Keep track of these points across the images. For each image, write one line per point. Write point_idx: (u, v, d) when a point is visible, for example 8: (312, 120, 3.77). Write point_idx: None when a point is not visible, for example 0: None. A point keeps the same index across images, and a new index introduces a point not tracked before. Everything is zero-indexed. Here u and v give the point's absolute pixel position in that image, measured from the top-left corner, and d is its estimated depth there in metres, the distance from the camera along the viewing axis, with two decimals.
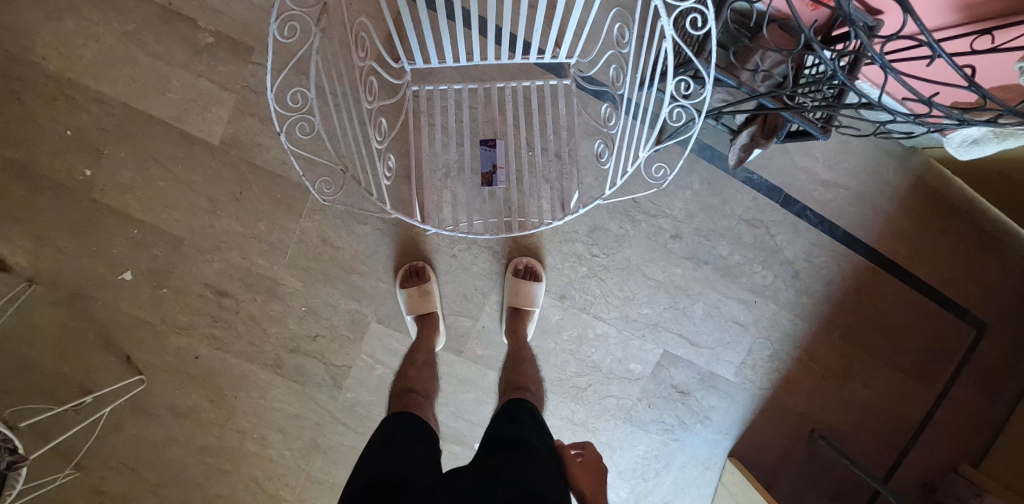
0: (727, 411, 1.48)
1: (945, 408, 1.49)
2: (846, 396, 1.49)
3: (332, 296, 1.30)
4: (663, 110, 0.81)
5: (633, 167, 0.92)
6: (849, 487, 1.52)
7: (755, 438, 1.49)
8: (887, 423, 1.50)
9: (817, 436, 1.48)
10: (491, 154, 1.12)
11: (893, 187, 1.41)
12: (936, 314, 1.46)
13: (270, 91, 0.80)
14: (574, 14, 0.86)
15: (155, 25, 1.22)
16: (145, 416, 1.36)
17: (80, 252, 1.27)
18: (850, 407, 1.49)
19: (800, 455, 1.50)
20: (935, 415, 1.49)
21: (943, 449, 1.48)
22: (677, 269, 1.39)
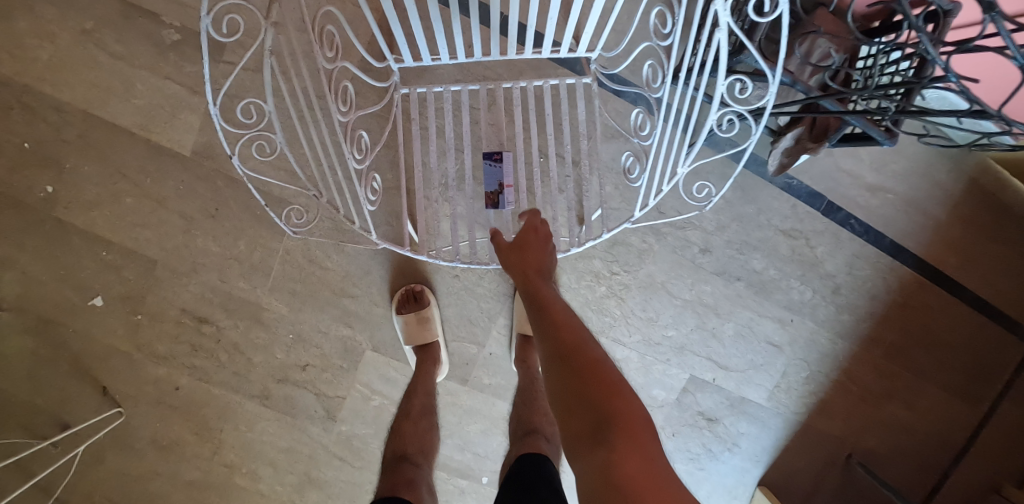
0: (758, 438, 1.33)
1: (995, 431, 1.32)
2: (885, 418, 1.33)
3: (322, 322, 1.17)
4: (711, 117, 0.67)
5: (670, 185, 0.77)
6: None
7: (788, 466, 1.35)
8: (939, 453, 1.34)
9: (854, 461, 1.33)
10: (497, 171, 0.95)
11: (952, 190, 1.23)
12: (987, 328, 1.28)
13: (216, 104, 0.66)
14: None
15: (116, 22, 1.08)
16: (127, 449, 1.26)
17: (48, 276, 1.16)
18: (889, 430, 1.34)
19: (833, 481, 1.36)
20: (981, 438, 1.32)
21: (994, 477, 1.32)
22: (705, 286, 1.24)
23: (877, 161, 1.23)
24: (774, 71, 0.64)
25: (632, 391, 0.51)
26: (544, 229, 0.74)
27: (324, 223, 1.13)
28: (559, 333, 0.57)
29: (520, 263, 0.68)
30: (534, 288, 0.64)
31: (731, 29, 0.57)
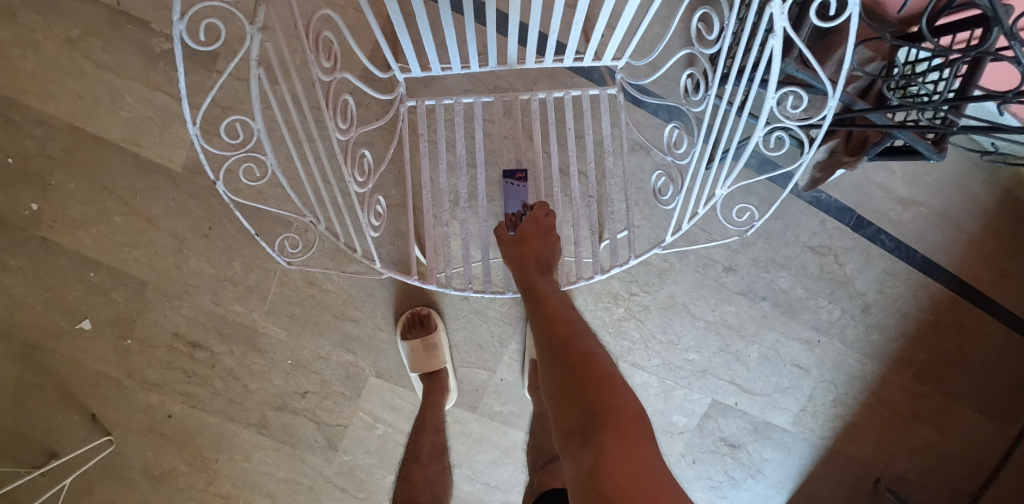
0: (783, 464, 1.26)
1: None
2: (913, 441, 1.26)
3: (322, 347, 1.10)
4: (757, 134, 0.60)
5: (706, 206, 0.71)
6: None
7: (813, 493, 1.28)
8: (974, 479, 1.27)
9: (883, 487, 1.26)
10: (521, 191, 0.81)
11: (996, 203, 1.13)
12: (1019, 347, 1.20)
13: (197, 124, 0.58)
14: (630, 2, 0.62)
15: (102, 29, 1.01)
16: (117, 480, 1.19)
17: (33, 299, 1.09)
18: (922, 454, 1.26)
19: None
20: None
21: None
22: (729, 307, 1.15)
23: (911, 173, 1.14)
24: (831, 81, 0.56)
25: (627, 387, 0.49)
26: (546, 211, 0.70)
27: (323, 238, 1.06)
28: (553, 324, 0.56)
29: (516, 251, 0.66)
30: (529, 276, 0.63)
31: (788, 34, 0.49)
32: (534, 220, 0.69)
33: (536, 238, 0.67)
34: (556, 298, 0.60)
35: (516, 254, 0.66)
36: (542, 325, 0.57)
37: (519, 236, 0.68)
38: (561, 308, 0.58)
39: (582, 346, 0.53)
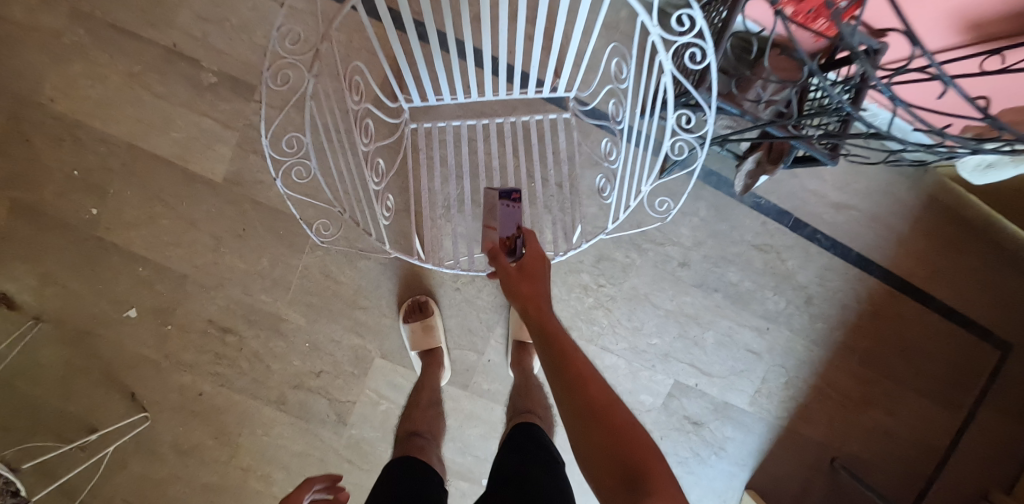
0: (743, 441, 1.41)
1: (974, 435, 1.41)
2: (866, 423, 1.42)
3: (335, 331, 1.29)
4: (665, 143, 0.82)
5: (637, 201, 0.92)
6: None
7: (771, 470, 1.43)
8: (913, 454, 1.43)
9: (839, 465, 1.41)
10: (514, 213, 0.90)
11: (913, 207, 1.31)
12: (957, 336, 1.37)
13: (264, 137, 0.80)
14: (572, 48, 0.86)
15: (159, 65, 1.23)
16: (150, 453, 1.35)
17: (87, 290, 1.28)
18: (871, 435, 1.42)
19: (823, 486, 1.44)
20: (964, 442, 1.41)
21: (975, 482, 1.41)
22: (686, 298, 1.30)
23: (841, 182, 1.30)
24: (711, 104, 0.78)
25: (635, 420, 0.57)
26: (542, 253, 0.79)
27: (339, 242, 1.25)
28: (567, 362, 0.62)
29: (522, 290, 0.72)
30: (536, 313, 0.69)
31: (673, 73, 0.74)
32: (536, 263, 0.76)
33: (538, 279, 0.74)
34: (564, 335, 0.66)
35: (522, 293, 0.72)
36: (556, 363, 0.63)
37: (524, 277, 0.74)
38: (573, 345, 0.64)
39: (597, 383, 0.60)
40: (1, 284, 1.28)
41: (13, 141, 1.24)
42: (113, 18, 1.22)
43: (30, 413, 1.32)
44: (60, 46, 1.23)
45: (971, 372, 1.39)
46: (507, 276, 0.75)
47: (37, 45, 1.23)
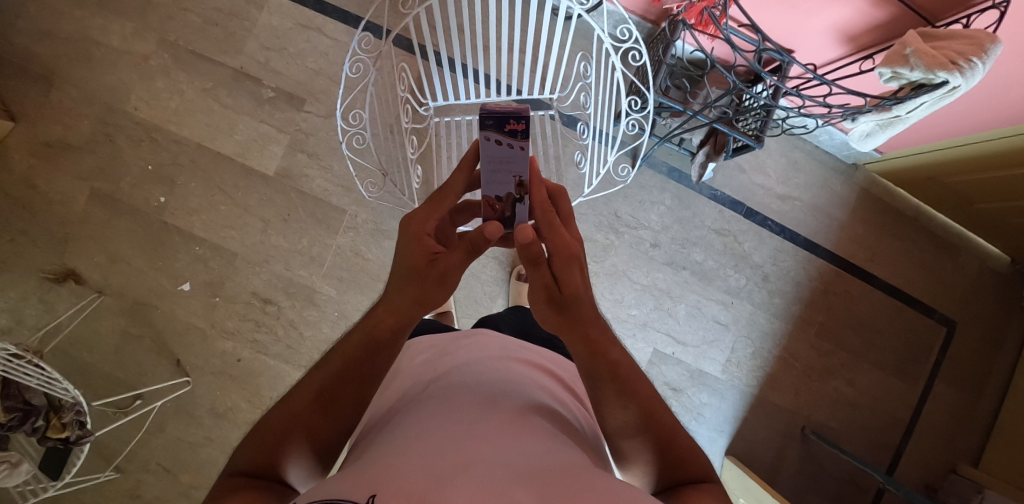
0: (719, 408, 1.54)
1: (928, 403, 1.60)
2: (830, 393, 1.57)
3: (361, 302, 1.51)
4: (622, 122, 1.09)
5: (605, 169, 1.15)
6: (849, 487, 1.57)
7: (751, 437, 1.54)
8: (876, 419, 1.59)
9: (809, 431, 1.55)
10: (514, 161, 0.67)
11: (842, 198, 1.60)
12: (903, 312, 1.60)
13: (339, 109, 1.07)
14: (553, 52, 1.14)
15: (228, 83, 1.52)
16: (186, 417, 1.45)
17: (147, 266, 1.47)
18: (839, 405, 1.58)
19: (796, 453, 1.55)
20: (921, 410, 1.60)
21: (935, 446, 1.59)
22: (658, 274, 1.54)
23: (783, 178, 1.59)
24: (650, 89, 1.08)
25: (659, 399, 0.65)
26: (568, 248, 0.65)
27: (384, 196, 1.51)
28: (621, 394, 0.63)
29: (561, 317, 0.65)
30: (586, 334, 0.64)
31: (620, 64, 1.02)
32: (577, 269, 0.64)
33: (577, 286, 0.64)
34: (619, 354, 0.65)
35: (565, 319, 0.64)
36: (609, 391, 0.64)
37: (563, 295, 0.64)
38: (627, 371, 0.64)
39: (650, 403, 0.63)
40: (73, 261, 1.45)
41: (99, 140, 1.48)
42: (193, 45, 1.52)
43: (78, 378, 1.44)
44: (146, 66, 1.51)
45: (924, 348, 1.61)
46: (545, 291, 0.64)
47: (128, 65, 1.50)
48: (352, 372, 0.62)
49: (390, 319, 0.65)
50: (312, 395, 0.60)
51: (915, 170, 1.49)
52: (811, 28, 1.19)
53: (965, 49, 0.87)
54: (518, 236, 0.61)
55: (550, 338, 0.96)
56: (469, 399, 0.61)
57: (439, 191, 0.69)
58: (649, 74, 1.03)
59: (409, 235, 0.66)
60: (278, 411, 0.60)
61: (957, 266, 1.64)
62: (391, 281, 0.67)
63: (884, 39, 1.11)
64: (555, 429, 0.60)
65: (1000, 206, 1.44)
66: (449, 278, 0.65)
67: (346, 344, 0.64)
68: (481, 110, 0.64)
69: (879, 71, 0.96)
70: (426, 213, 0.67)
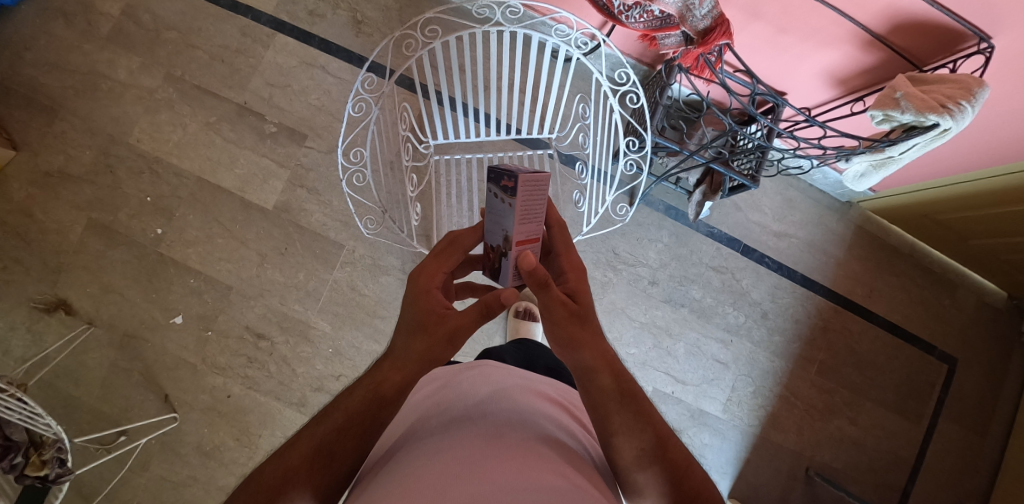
0: (720, 449, 1.50)
1: (933, 443, 1.57)
2: (833, 432, 1.54)
3: (356, 338, 1.49)
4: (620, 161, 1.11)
5: (603, 207, 1.15)
6: None
7: (754, 479, 1.50)
8: (880, 461, 1.55)
9: (813, 473, 1.51)
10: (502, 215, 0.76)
11: (838, 235, 1.61)
12: (904, 349, 1.59)
13: (341, 147, 1.08)
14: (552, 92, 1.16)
15: (231, 117, 1.54)
16: (172, 455, 1.40)
17: (140, 298, 1.45)
18: (842, 445, 1.54)
19: (801, 496, 1.51)
20: (926, 451, 1.57)
21: (942, 489, 1.55)
22: (656, 311, 1.53)
23: (779, 215, 1.61)
24: (648, 129, 1.10)
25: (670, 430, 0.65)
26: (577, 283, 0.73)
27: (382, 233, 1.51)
28: (632, 422, 0.63)
29: (585, 327, 0.68)
30: (605, 349, 0.67)
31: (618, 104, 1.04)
32: (584, 283, 0.73)
33: (585, 301, 0.71)
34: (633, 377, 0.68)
35: (585, 333, 0.67)
36: (627, 416, 0.64)
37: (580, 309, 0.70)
38: (642, 394, 0.66)
39: (663, 430, 0.64)
40: (65, 292, 1.43)
41: (99, 171, 1.49)
42: (198, 80, 1.55)
43: (62, 413, 1.40)
44: (151, 99, 1.53)
45: (926, 385, 1.59)
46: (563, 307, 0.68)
47: (133, 99, 1.52)
48: (353, 427, 0.62)
49: (395, 377, 0.66)
50: (309, 451, 0.59)
51: (910, 208, 1.51)
52: (801, 72, 1.23)
53: (955, 93, 0.90)
54: (522, 261, 0.68)
55: (552, 367, 0.95)
56: (477, 435, 0.60)
57: (449, 245, 0.75)
58: (647, 116, 1.05)
59: (418, 290, 0.71)
60: (272, 468, 0.58)
61: (955, 302, 1.64)
62: (399, 335, 0.69)
63: (874, 82, 1.14)
64: (564, 461, 0.59)
65: (994, 243, 1.45)
66: (457, 338, 0.69)
67: (348, 402, 0.63)
68: (490, 167, 0.77)
69: (871, 113, 0.98)
70: (435, 266, 0.73)
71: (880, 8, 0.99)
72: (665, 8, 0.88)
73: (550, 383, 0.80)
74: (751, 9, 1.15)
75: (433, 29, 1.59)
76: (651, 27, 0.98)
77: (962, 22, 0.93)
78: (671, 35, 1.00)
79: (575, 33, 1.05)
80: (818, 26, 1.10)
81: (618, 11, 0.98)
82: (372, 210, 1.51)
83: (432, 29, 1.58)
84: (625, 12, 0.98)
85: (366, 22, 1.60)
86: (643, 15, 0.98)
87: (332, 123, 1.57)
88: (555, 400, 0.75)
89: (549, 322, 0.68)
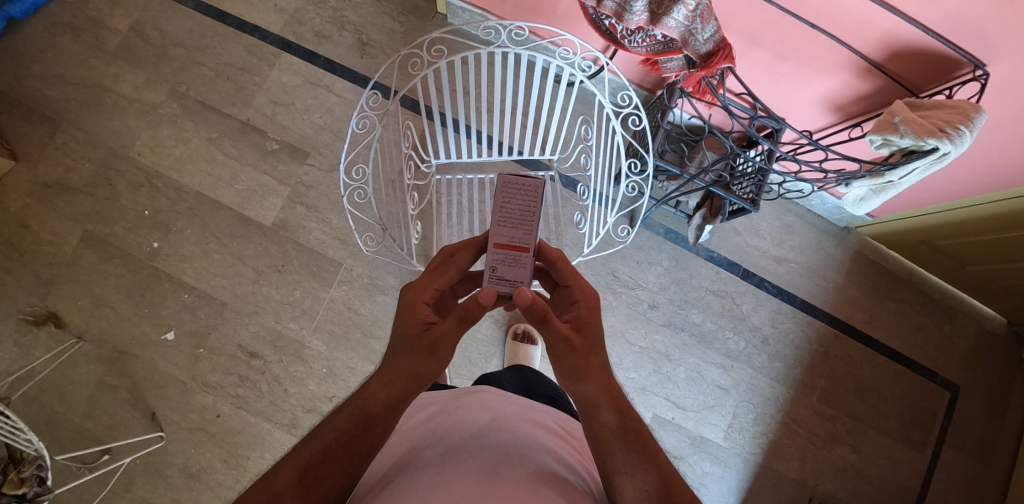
0: (722, 477, 1.47)
1: (937, 474, 1.54)
2: (836, 461, 1.51)
3: (351, 358, 1.46)
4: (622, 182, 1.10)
5: (605, 229, 1.14)
6: None
7: None
8: (885, 492, 1.52)
9: None
10: None
11: (837, 260, 1.61)
12: (905, 376, 1.58)
13: (343, 164, 1.07)
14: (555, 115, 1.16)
15: (234, 134, 1.55)
16: (156, 476, 1.35)
17: (132, 312, 1.42)
18: (845, 476, 1.51)
19: None
20: (931, 482, 1.53)
21: None
22: (656, 336, 1.51)
23: (778, 240, 1.61)
24: (651, 151, 1.09)
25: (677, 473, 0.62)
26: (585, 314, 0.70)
27: (382, 252, 1.49)
28: (637, 460, 0.61)
29: (591, 360, 0.66)
30: (611, 385, 0.66)
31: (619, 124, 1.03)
32: (596, 314, 0.70)
33: (593, 333, 0.69)
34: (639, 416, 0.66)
35: (590, 366, 0.66)
36: (631, 454, 0.61)
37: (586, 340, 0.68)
38: (647, 433, 0.64)
39: (669, 472, 0.61)
40: (55, 305, 1.41)
41: (98, 184, 1.48)
42: (202, 97, 1.56)
43: (45, 431, 1.35)
44: (154, 114, 1.54)
45: (928, 413, 1.57)
46: (567, 339, 0.66)
47: (136, 113, 1.53)
48: (340, 448, 0.60)
49: (382, 393, 0.65)
50: (294, 475, 0.58)
51: (908, 234, 1.52)
52: (801, 98, 1.25)
53: (953, 118, 0.91)
54: (517, 299, 0.66)
55: (551, 395, 0.93)
56: (474, 466, 0.59)
57: (443, 264, 0.73)
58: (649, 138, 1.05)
59: (406, 306, 0.70)
60: (255, 492, 0.57)
61: (956, 329, 1.63)
62: (388, 353, 0.69)
63: (874, 108, 1.16)
64: (563, 497, 0.57)
65: (992, 269, 1.45)
66: (439, 348, 0.66)
67: (335, 420, 0.62)
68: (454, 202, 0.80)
69: (870, 137, 0.99)
70: (425, 282, 0.72)
71: (877, 36, 1.02)
72: (669, 32, 0.90)
73: (552, 414, 0.79)
74: (750, 37, 1.18)
75: (438, 51, 1.62)
76: (654, 51, 1.00)
77: (957, 50, 0.96)
78: (674, 59, 1.01)
79: (579, 57, 1.05)
80: (816, 53, 1.12)
81: (622, 36, 1.01)
82: (371, 228, 1.50)
83: (437, 51, 1.61)
84: (628, 36, 1.01)
85: (371, 43, 1.63)
86: (646, 39, 0.99)
87: (335, 140, 1.58)
88: (556, 431, 0.73)
89: (554, 356, 0.67)
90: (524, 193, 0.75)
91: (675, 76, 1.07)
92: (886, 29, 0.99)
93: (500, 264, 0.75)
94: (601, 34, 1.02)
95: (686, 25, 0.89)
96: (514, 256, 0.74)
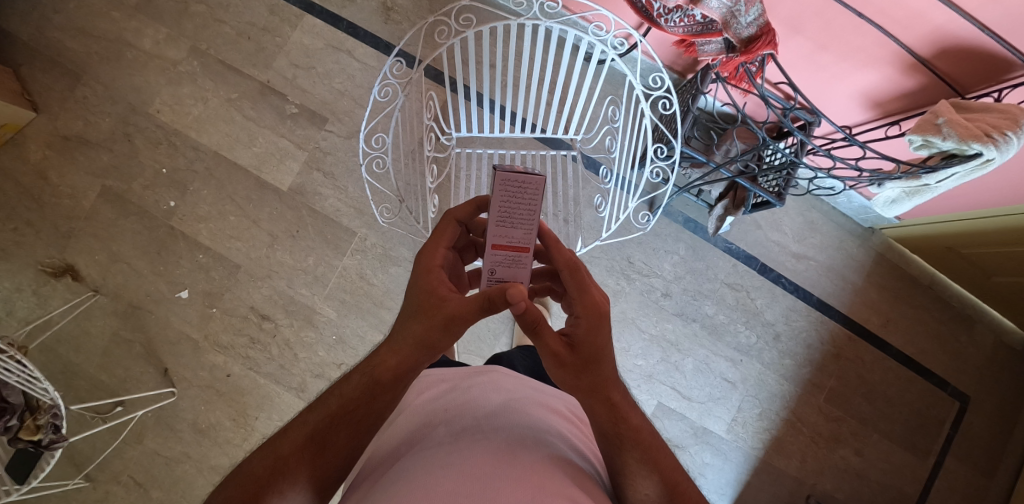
0: (722, 469, 1.47)
1: (938, 481, 1.54)
2: (837, 462, 1.51)
3: (361, 327, 1.46)
4: (647, 167, 1.05)
5: (625, 214, 1.09)
6: None
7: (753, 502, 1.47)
8: (883, 495, 1.52)
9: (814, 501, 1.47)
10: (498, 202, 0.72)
11: (857, 261, 1.58)
12: (916, 383, 1.56)
13: (363, 135, 1.04)
14: (580, 97, 1.10)
15: (254, 95, 1.53)
16: (167, 430, 1.39)
17: (147, 269, 1.44)
18: (845, 477, 1.51)
19: None
20: (930, 488, 1.53)
21: None
22: (667, 325, 1.50)
23: (799, 237, 1.58)
24: (678, 137, 1.05)
25: (683, 479, 0.63)
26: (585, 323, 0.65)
27: (396, 225, 1.48)
28: (645, 460, 0.62)
29: (582, 377, 0.64)
30: (608, 397, 0.64)
31: (646, 103, 0.99)
32: (595, 330, 0.65)
33: (588, 350, 0.65)
34: (640, 420, 0.65)
35: (581, 383, 0.64)
36: (630, 461, 0.62)
37: (580, 357, 0.64)
38: (655, 438, 0.64)
39: (675, 476, 0.63)
40: (73, 258, 1.42)
41: (117, 139, 1.48)
42: (223, 56, 1.53)
43: (61, 379, 1.38)
44: (174, 70, 1.52)
45: (936, 422, 1.56)
46: (556, 354, 0.64)
47: (155, 69, 1.51)
48: (346, 416, 0.61)
49: (391, 361, 0.64)
50: (301, 440, 0.59)
51: (933, 239, 1.48)
52: (839, 90, 1.20)
53: (1000, 122, 0.88)
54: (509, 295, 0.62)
55: None
56: (480, 447, 0.59)
57: (442, 220, 0.72)
58: (678, 125, 1.01)
59: (421, 268, 0.69)
60: (261, 457, 0.58)
61: (973, 339, 1.60)
62: (399, 321, 0.67)
63: (914, 106, 1.12)
64: (575, 485, 0.57)
65: (1018, 280, 1.42)
66: (453, 326, 0.64)
67: (342, 388, 0.63)
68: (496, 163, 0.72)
69: (909, 138, 0.95)
70: (436, 245, 0.70)
71: (927, 31, 0.97)
72: (709, 13, 0.86)
73: (563, 398, 0.78)
74: (793, 24, 1.13)
75: (465, 19, 1.57)
76: (691, 32, 0.96)
77: (1013, 51, 0.91)
78: (712, 42, 0.97)
79: (612, 34, 0.99)
80: (860, 45, 1.07)
81: (658, 14, 0.96)
82: (388, 198, 1.50)
83: (464, 19, 1.56)
84: (664, 15, 0.96)
85: (395, 9, 1.59)
86: (684, 19, 0.95)
87: (356, 107, 1.55)
88: (567, 417, 0.73)
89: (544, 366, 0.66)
90: (523, 191, 0.68)
91: (711, 60, 1.03)
92: (937, 24, 0.95)
93: (499, 266, 0.70)
94: (636, 11, 0.97)
95: (729, 6, 0.85)
96: (514, 256, 0.70)
